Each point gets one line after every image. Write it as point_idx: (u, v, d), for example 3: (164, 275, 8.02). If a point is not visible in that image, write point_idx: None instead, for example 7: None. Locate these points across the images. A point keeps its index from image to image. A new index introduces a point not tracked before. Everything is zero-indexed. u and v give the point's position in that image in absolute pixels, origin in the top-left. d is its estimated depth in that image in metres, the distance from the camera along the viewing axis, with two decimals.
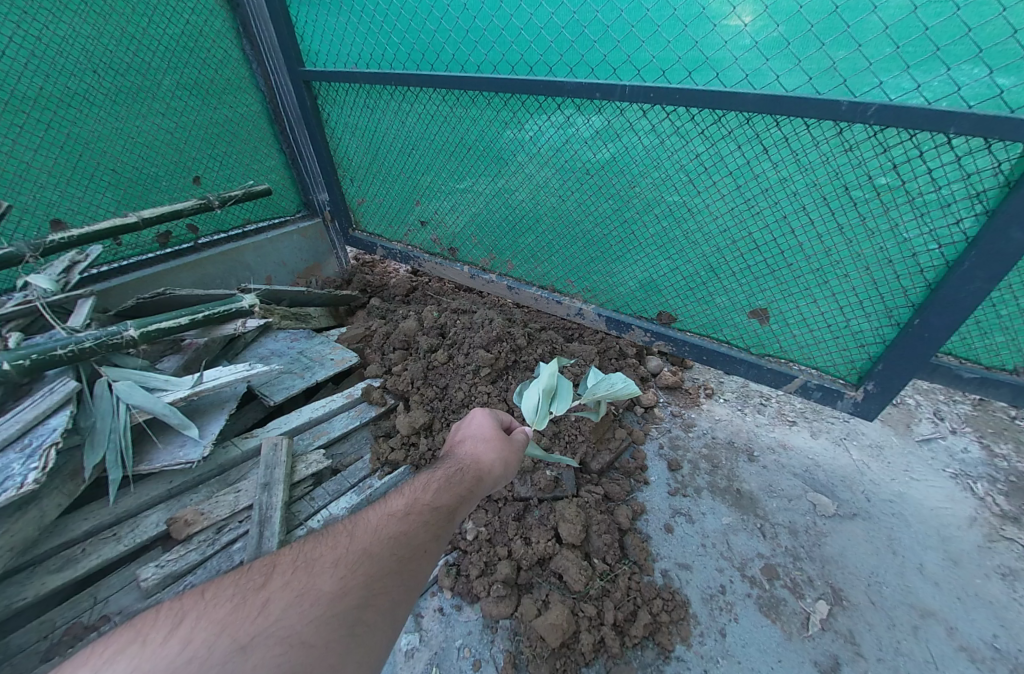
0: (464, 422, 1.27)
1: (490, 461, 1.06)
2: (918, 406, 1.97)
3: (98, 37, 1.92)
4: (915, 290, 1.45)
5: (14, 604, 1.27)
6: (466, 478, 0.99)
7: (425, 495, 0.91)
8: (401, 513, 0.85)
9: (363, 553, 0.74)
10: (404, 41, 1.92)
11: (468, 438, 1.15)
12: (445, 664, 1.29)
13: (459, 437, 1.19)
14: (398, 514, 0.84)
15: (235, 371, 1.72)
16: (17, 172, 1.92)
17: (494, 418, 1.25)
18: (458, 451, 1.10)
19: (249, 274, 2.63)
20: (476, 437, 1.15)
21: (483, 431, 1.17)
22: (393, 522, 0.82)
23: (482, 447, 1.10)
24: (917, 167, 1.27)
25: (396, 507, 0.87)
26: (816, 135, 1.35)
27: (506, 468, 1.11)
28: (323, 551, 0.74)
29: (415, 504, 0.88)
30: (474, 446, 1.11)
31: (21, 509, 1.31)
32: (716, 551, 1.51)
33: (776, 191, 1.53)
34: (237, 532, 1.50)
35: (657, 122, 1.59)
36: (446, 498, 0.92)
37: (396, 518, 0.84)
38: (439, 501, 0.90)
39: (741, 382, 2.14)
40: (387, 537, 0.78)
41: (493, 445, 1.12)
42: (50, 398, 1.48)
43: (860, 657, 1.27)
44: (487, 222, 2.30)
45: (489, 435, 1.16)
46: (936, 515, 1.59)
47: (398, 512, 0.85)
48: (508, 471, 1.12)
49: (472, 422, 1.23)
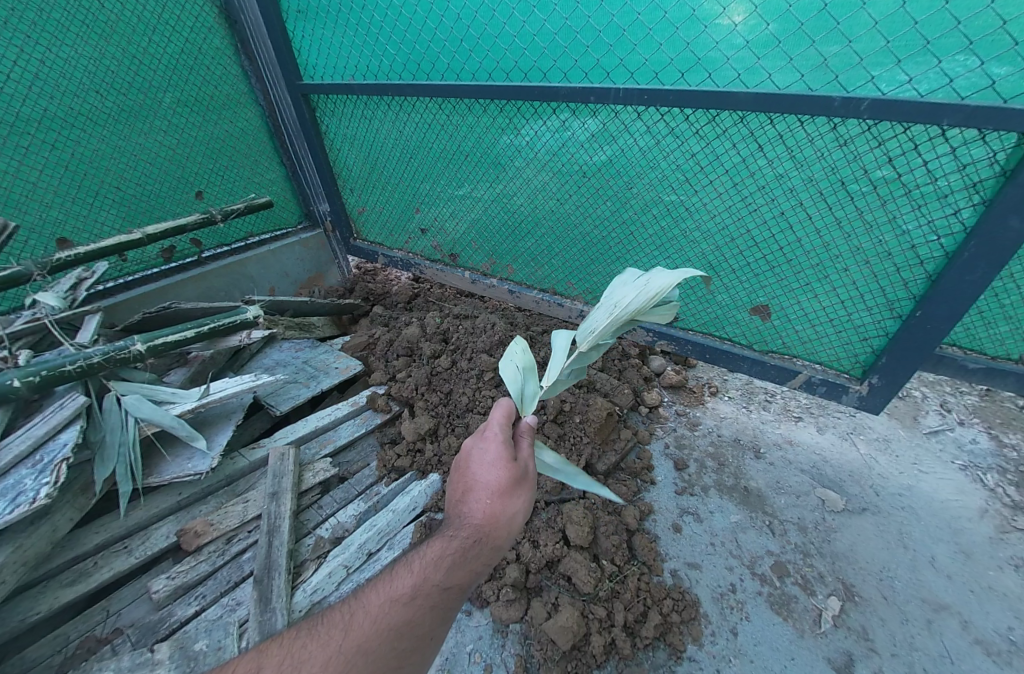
0: (475, 449, 1.05)
1: (511, 519, 0.95)
2: (924, 398, 1.96)
3: (100, 59, 1.95)
4: (915, 282, 1.45)
5: (27, 619, 1.27)
6: (484, 552, 0.90)
7: (436, 574, 0.86)
8: (406, 598, 0.83)
9: (358, 651, 0.74)
10: (400, 52, 1.94)
11: (483, 490, 0.96)
12: (457, 670, 1.29)
13: (469, 476, 1.00)
14: (403, 599, 0.83)
15: (242, 382, 1.74)
16: (23, 192, 1.95)
17: (508, 445, 1.03)
18: (472, 507, 0.95)
19: (252, 286, 2.66)
20: (491, 483, 0.96)
21: (500, 474, 0.98)
22: (396, 610, 0.81)
23: (501, 506, 0.94)
24: (913, 160, 1.28)
25: (402, 588, 0.85)
26: (810, 131, 1.37)
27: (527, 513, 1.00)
28: (312, 651, 0.74)
29: (423, 585, 0.85)
30: (492, 504, 0.94)
31: (33, 525, 1.32)
32: (726, 550, 1.51)
33: (772, 188, 1.54)
34: (247, 543, 1.51)
35: (651, 124, 1.61)
36: (460, 577, 0.87)
37: (400, 604, 0.82)
38: (452, 580, 0.86)
39: (745, 380, 2.13)
40: (387, 628, 0.78)
41: (514, 491, 0.97)
42: (60, 414, 1.49)
43: (873, 653, 1.26)
44: (486, 228, 2.31)
45: (508, 478, 0.97)
46: (946, 508, 1.58)
47: (403, 596, 0.84)
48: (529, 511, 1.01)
49: (484, 458, 1.01)
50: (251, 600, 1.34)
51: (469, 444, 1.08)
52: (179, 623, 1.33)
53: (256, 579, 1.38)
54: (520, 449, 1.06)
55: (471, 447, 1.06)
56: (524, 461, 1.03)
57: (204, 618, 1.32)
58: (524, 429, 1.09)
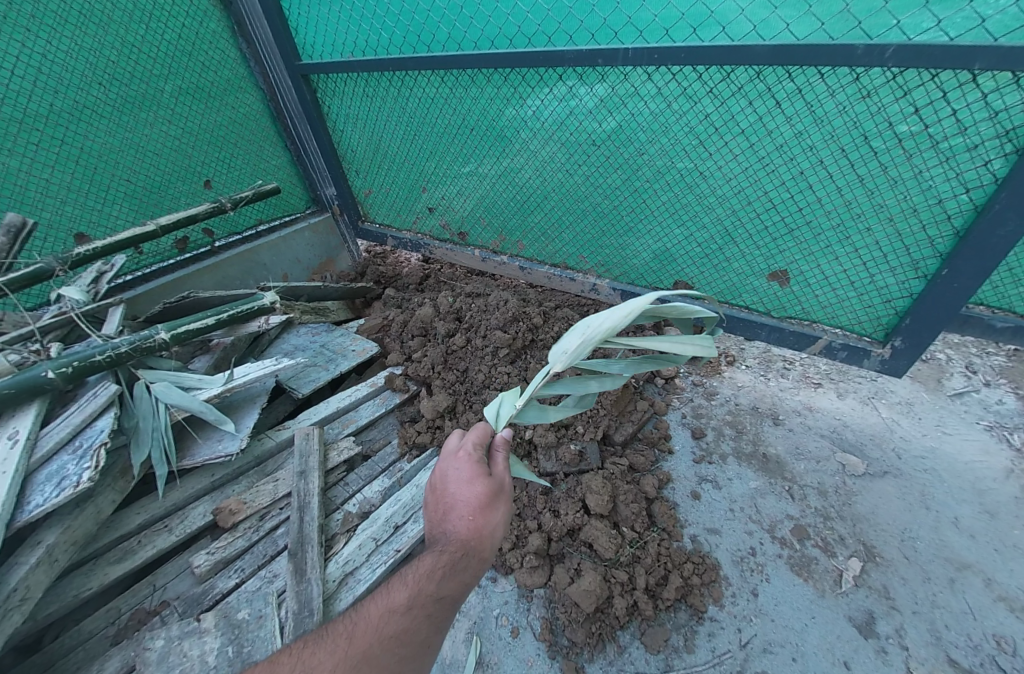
0: (450, 468, 1.02)
1: (490, 533, 0.94)
2: (949, 361, 1.91)
3: (99, 48, 1.93)
4: (942, 239, 1.40)
5: (81, 594, 1.35)
6: (469, 564, 0.90)
7: (429, 585, 0.87)
8: (402, 608, 0.85)
9: (362, 656, 0.76)
10: (399, 24, 1.89)
11: (464, 507, 0.94)
12: (485, 633, 1.35)
13: (446, 495, 0.99)
14: (399, 609, 0.84)
15: (264, 366, 1.78)
16: (37, 190, 1.97)
17: (481, 463, 1.00)
18: (454, 523, 0.94)
19: (266, 273, 2.69)
20: (469, 500, 0.95)
21: (476, 489, 0.96)
22: (393, 620, 0.82)
23: (480, 518, 0.93)
24: (941, 109, 1.21)
25: (398, 598, 0.87)
26: (831, 83, 1.29)
27: (506, 521, 0.99)
28: (321, 658, 0.75)
29: (418, 596, 0.86)
30: (473, 517, 0.93)
31: (80, 507, 1.39)
32: (745, 515, 1.52)
33: (791, 147, 1.48)
34: (279, 519, 1.58)
35: (662, 85, 1.54)
36: (451, 587, 0.87)
37: (398, 614, 0.84)
38: (445, 590, 0.87)
39: (763, 348, 2.10)
40: (388, 637, 0.80)
41: (492, 503, 0.96)
42: (95, 402, 1.55)
43: (894, 610, 1.27)
44: (495, 204, 2.28)
45: (485, 492, 0.96)
46: (970, 469, 1.56)
47: (399, 606, 0.85)
48: (501, 511, 0.98)
49: (460, 477, 0.99)
50: (288, 571, 1.40)
51: (443, 466, 1.05)
52: (221, 595, 1.41)
53: (290, 552, 1.45)
54: (495, 465, 1.03)
55: (447, 467, 1.04)
56: (500, 476, 1.01)
57: (244, 589, 1.40)
58: (499, 453, 1.05)
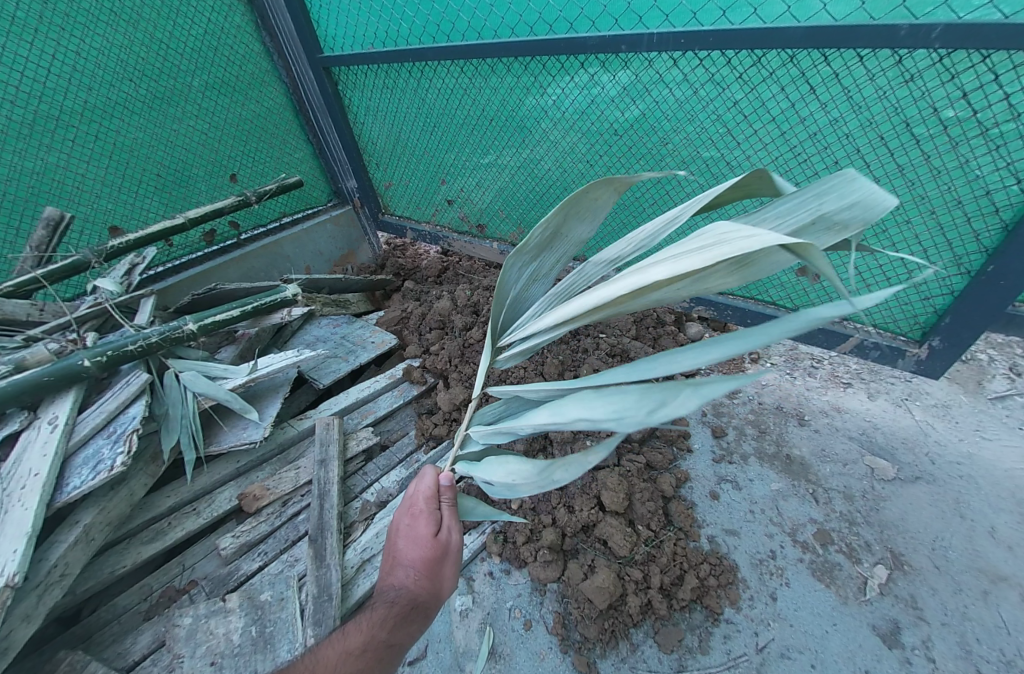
0: (403, 522, 0.98)
1: (438, 590, 0.94)
2: (991, 362, 1.81)
3: (130, 45, 1.98)
4: (989, 234, 1.31)
5: (116, 571, 1.43)
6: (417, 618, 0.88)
7: (382, 631, 0.85)
8: (358, 650, 0.82)
9: None
10: (419, 14, 1.88)
11: (411, 566, 0.92)
12: (497, 624, 1.36)
13: (398, 548, 0.96)
14: (354, 652, 0.82)
15: (286, 357, 1.85)
16: (75, 184, 2.05)
17: (433, 520, 0.95)
18: (401, 576, 0.92)
19: (290, 265, 2.74)
20: (418, 559, 0.92)
21: (426, 550, 0.93)
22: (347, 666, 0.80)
23: (426, 580, 0.92)
24: (993, 93, 1.13)
25: (353, 641, 0.84)
26: (871, 66, 1.22)
27: (455, 574, 0.99)
28: None
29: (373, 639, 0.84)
30: (420, 576, 0.91)
31: (114, 489, 1.46)
32: (765, 517, 1.48)
33: (826, 136, 1.40)
34: (300, 505, 1.63)
35: (688, 71, 1.48)
36: (401, 636, 0.86)
37: (352, 657, 0.82)
38: (395, 637, 0.85)
39: (789, 345, 2.03)
40: None
41: (439, 565, 0.94)
42: (127, 389, 1.62)
43: (922, 621, 1.22)
44: (513, 196, 2.26)
45: (434, 554, 0.93)
46: (1010, 477, 1.47)
47: (353, 650, 0.82)
48: (449, 570, 0.96)
49: (410, 533, 0.95)
50: (308, 557, 1.45)
51: (397, 517, 1.01)
52: (245, 576, 1.46)
53: (311, 538, 1.49)
54: (445, 522, 0.98)
55: (401, 519, 0.99)
56: (449, 534, 0.97)
57: (267, 572, 1.45)
58: (445, 507, 0.98)
